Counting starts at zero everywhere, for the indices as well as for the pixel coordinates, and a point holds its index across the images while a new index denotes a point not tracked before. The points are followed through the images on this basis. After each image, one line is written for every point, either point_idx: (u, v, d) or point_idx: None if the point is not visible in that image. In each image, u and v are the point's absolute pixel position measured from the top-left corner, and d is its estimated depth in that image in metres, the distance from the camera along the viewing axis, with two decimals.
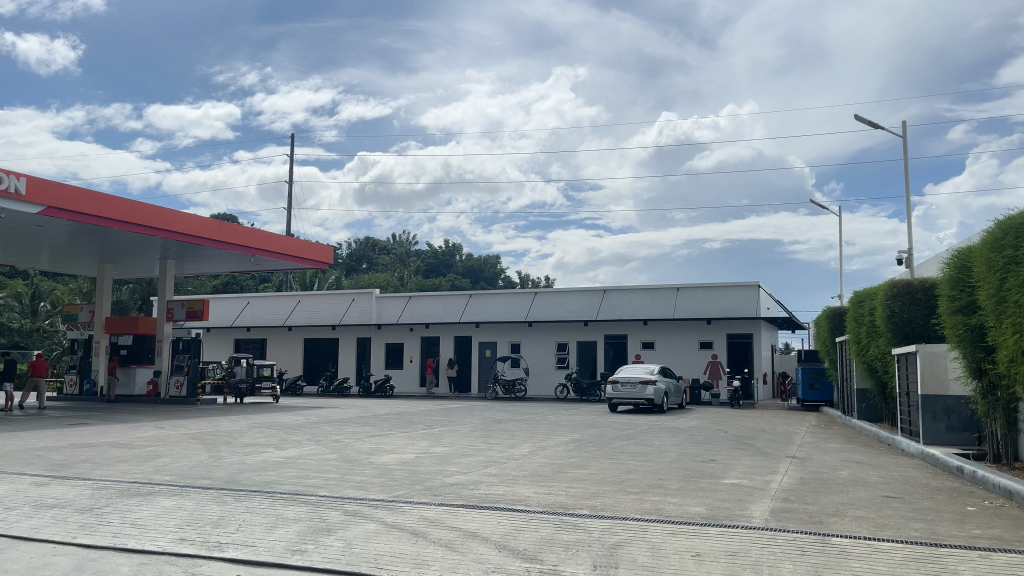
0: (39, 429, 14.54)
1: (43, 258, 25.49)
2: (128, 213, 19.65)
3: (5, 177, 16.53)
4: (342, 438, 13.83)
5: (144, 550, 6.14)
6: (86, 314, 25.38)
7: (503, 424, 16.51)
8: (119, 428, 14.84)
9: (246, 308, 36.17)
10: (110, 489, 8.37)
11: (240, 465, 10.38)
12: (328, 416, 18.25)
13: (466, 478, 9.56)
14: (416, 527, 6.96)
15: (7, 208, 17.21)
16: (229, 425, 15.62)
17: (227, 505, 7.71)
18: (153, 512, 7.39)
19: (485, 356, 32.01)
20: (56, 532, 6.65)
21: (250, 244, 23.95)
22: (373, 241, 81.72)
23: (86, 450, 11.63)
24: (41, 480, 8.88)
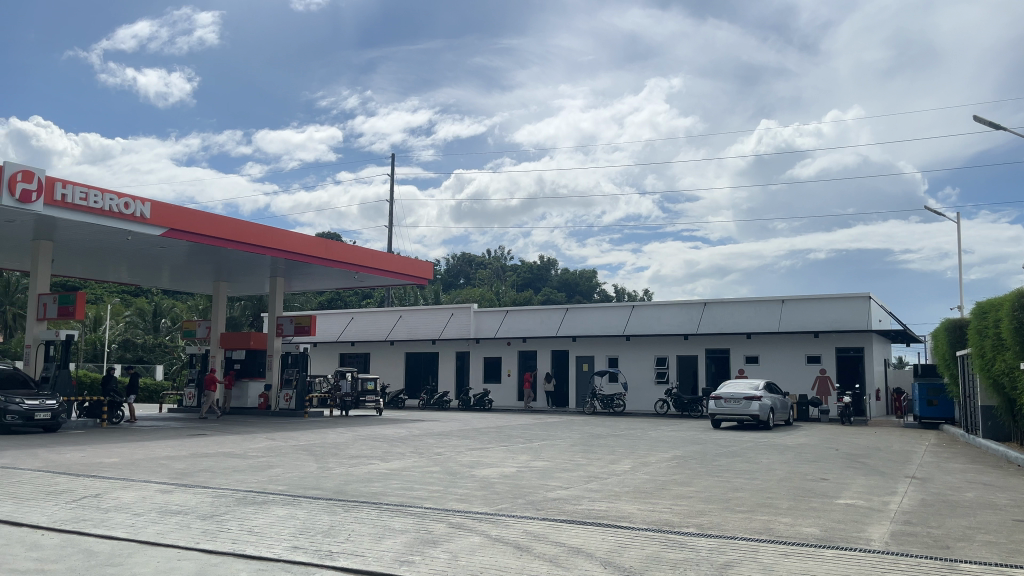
0: (163, 439, 15.39)
1: (164, 278, 26.98)
2: (241, 234, 20.62)
3: (132, 202, 17.75)
4: (444, 451, 14.02)
5: (261, 557, 6.40)
6: (204, 330, 26.66)
7: (603, 440, 16.38)
8: (236, 439, 15.52)
9: (350, 323, 37.29)
10: (229, 497, 8.76)
11: (347, 476, 10.66)
12: (431, 429, 18.55)
13: (567, 493, 9.51)
14: (520, 541, 6.97)
15: (134, 230, 18.41)
16: (335, 437, 16.12)
17: (337, 515, 7.94)
18: (267, 520, 7.69)
19: (582, 370, 31.85)
20: (180, 538, 7.00)
21: (354, 261, 24.73)
22: (470, 256, 83.09)
23: (206, 459, 12.21)
24: (166, 488, 9.36)
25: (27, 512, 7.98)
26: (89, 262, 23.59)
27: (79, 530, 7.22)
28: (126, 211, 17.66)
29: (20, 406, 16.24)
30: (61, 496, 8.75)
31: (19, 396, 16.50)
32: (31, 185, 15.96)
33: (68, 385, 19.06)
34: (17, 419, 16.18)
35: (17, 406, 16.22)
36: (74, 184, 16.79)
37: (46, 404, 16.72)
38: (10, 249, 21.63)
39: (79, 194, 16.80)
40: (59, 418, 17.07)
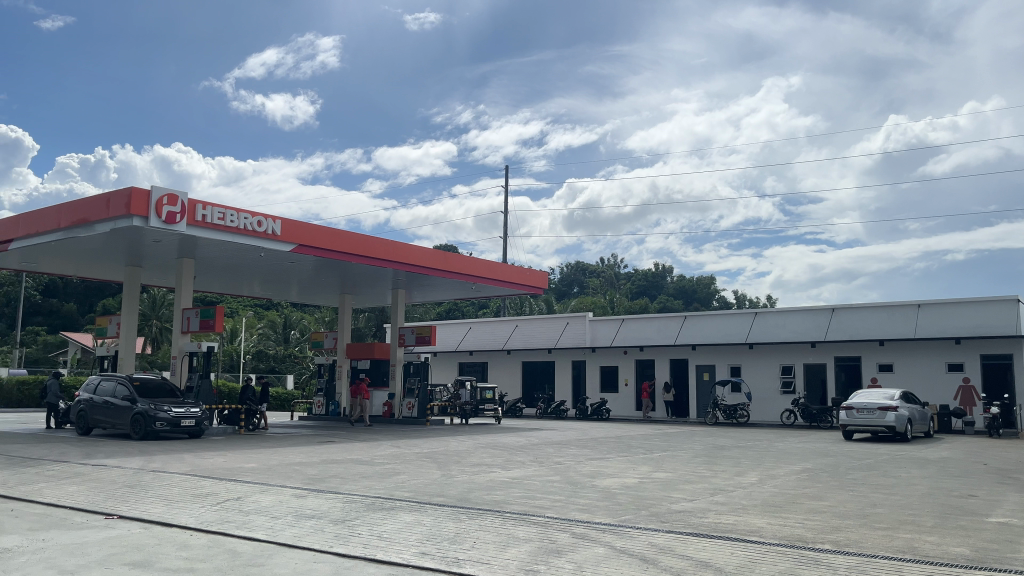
0: (295, 446, 16.14)
1: (294, 291, 28.27)
2: (364, 248, 21.39)
3: (264, 220, 18.75)
4: (565, 460, 13.99)
5: (391, 562, 6.58)
6: (331, 340, 27.78)
7: (727, 451, 15.92)
8: (363, 446, 16.06)
9: (468, 332, 37.92)
10: (359, 503, 9.06)
11: (470, 484, 10.80)
12: (550, 438, 18.58)
13: (693, 505, 9.28)
14: (646, 554, 6.85)
15: (266, 247, 19.45)
16: (457, 445, 16.39)
17: (461, 522, 8.06)
18: (396, 525, 7.89)
19: (703, 379, 31.11)
20: (315, 541, 7.29)
21: (472, 273, 25.20)
22: (584, 265, 82.93)
23: (336, 465, 12.70)
24: (300, 492, 9.78)
25: (177, 513, 8.52)
26: (226, 278, 25.06)
27: (223, 531, 7.64)
28: (259, 229, 18.69)
29: (168, 413, 17.40)
30: (206, 499, 9.30)
31: (167, 404, 17.69)
32: (175, 207, 17.13)
33: (210, 394, 20.20)
34: (165, 425, 17.34)
35: (165, 413, 17.39)
36: (213, 205, 17.92)
37: (191, 411, 17.82)
38: (157, 267, 23.28)
39: (217, 215, 17.90)
40: (202, 425, 18.18)
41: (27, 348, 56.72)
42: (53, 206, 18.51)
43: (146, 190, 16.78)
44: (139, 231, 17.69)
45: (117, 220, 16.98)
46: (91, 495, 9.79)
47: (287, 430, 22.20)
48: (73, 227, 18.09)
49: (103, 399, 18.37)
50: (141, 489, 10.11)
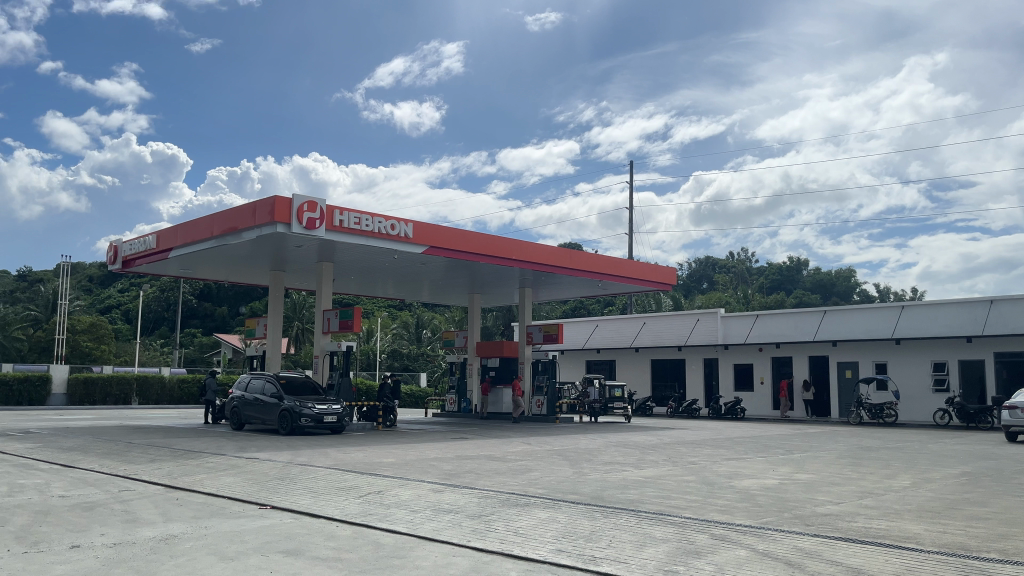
0: (430, 442, 16.56)
1: (425, 291, 29.02)
2: (492, 248, 21.69)
3: (397, 223, 19.37)
4: (699, 460, 13.68)
5: (528, 558, 6.62)
6: (461, 339, 28.35)
7: (875, 453, 15.05)
8: (494, 443, 16.27)
9: (595, 330, 37.75)
10: (494, 498, 9.17)
11: (604, 482, 10.73)
12: (683, 438, 18.18)
13: (840, 509, 8.83)
14: (791, 557, 6.57)
15: (399, 249, 20.09)
16: (588, 443, 16.34)
17: (596, 520, 8.01)
18: (531, 522, 7.93)
19: (845, 377, 29.60)
20: (453, 535, 7.44)
21: (599, 271, 25.07)
22: (713, 260, 80.84)
23: (470, 461, 12.92)
24: (437, 487, 10.01)
25: (323, 505, 8.93)
26: (362, 279, 26.08)
27: (367, 523, 7.93)
28: (392, 232, 19.32)
29: (311, 410, 18.29)
30: (350, 492, 9.70)
31: (311, 401, 18.59)
32: (314, 213, 17.97)
33: (349, 391, 21.08)
34: (309, 421, 18.24)
35: (309, 410, 18.29)
36: (349, 210, 18.68)
37: (332, 408, 18.67)
38: (299, 271, 24.52)
39: (353, 220, 18.66)
40: (343, 421, 18.99)
41: (186, 349, 61.21)
42: (206, 216, 19.84)
43: (288, 198, 17.71)
44: (282, 237, 18.67)
45: (263, 228, 18.01)
46: (246, 486, 10.41)
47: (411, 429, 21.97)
48: (224, 235, 19.31)
49: (253, 396, 19.54)
50: (290, 481, 10.67)
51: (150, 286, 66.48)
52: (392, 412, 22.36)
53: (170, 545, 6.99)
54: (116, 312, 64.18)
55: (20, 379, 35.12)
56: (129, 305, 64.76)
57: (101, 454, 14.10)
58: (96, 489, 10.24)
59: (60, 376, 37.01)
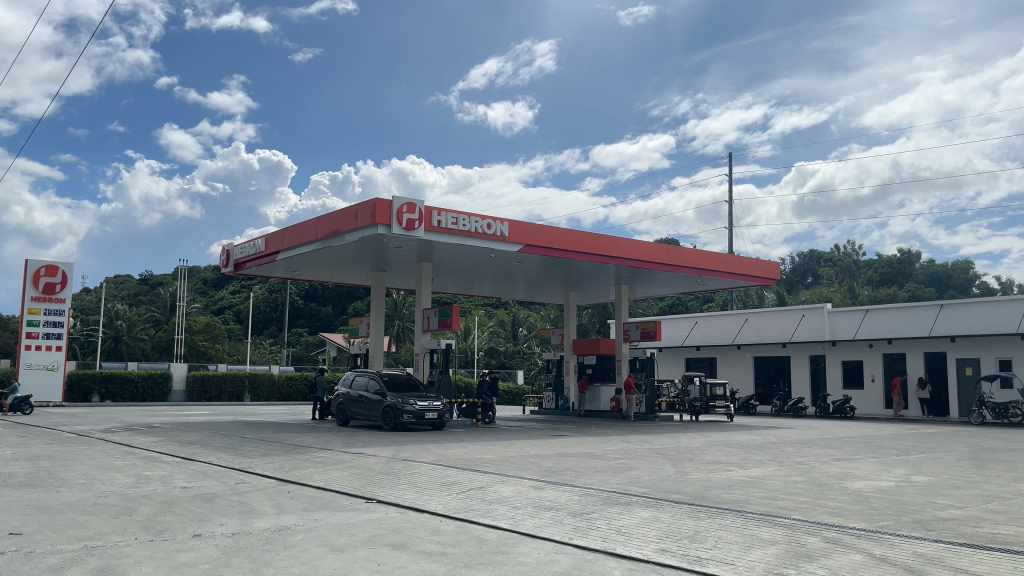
0: (529, 439, 16.58)
1: (521, 289, 29.21)
2: (588, 245, 21.58)
3: (494, 222, 19.55)
4: (807, 460, 13.19)
5: (632, 557, 6.53)
6: (557, 337, 28.38)
7: (1001, 454, 14.12)
8: (593, 441, 16.17)
9: (695, 327, 37.05)
10: (594, 497, 9.11)
11: (707, 482, 10.49)
12: (789, 437, 17.58)
13: (963, 513, 8.33)
14: (911, 563, 6.24)
15: (496, 248, 20.27)
16: (689, 442, 16.03)
17: (701, 520, 7.84)
18: (633, 521, 7.84)
19: (965, 375, 27.90)
20: (555, 532, 7.43)
21: (698, 266, 24.57)
22: (818, 253, 77.89)
23: (569, 459, 12.89)
24: (538, 484, 10.03)
25: (426, 500, 9.08)
26: (459, 279, 26.47)
27: (469, 519, 8.03)
28: (489, 231, 19.50)
29: (413, 407, 18.67)
30: (452, 487, 9.84)
31: (412, 398, 18.98)
32: (413, 214, 18.34)
33: (449, 388, 21.53)
34: (411, 418, 18.61)
35: (411, 406, 18.67)
36: (446, 211, 18.98)
37: (433, 405, 19.00)
38: (399, 271, 25.09)
39: (450, 220, 18.95)
40: (443, 417, 19.31)
41: (293, 347, 63.63)
42: (310, 219, 20.54)
43: (388, 200, 18.13)
44: (382, 238, 19.14)
45: (365, 230, 18.50)
46: (352, 480, 10.73)
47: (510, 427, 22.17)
48: (327, 238, 19.96)
49: (357, 393, 20.10)
50: (394, 476, 10.92)
51: (260, 287, 69.48)
52: (491, 408, 22.50)
53: (283, 535, 7.27)
54: (229, 313, 67.35)
55: (145, 377, 37.36)
56: (241, 306, 67.82)
57: (217, 448, 14.82)
58: (214, 481, 10.77)
59: (179, 374, 39.14)
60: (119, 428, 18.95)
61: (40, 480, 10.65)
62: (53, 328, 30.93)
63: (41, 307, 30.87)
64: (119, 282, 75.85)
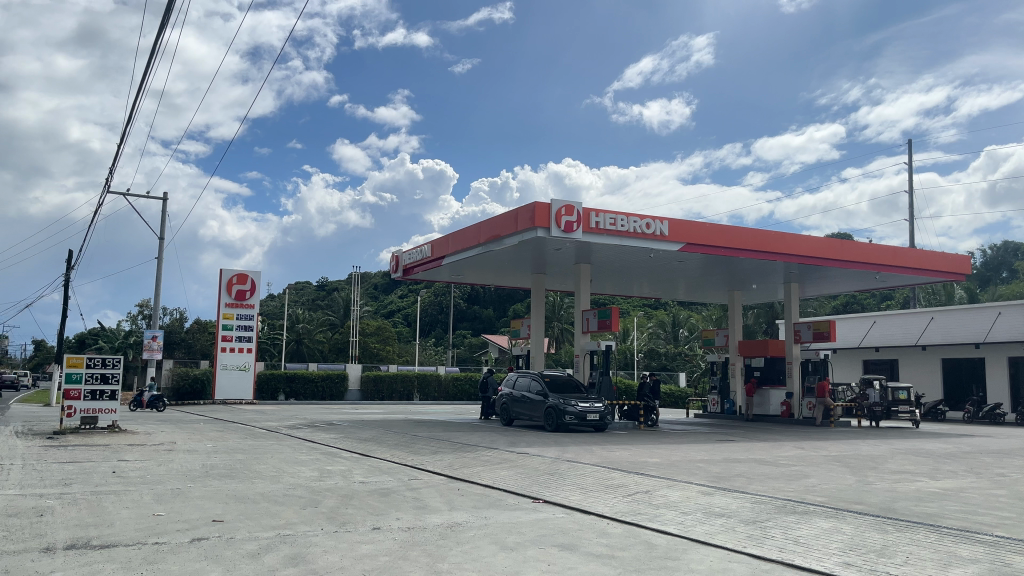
0: (695, 443, 16.17)
1: (683, 290, 28.62)
2: (752, 242, 20.76)
3: (653, 222, 19.25)
4: (1010, 472, 11.97)
5: (812, 569, 6.20)
6: (722, 338, 27.73)
7: None
8: (764, 446, 15.52)
9: (873, 327, 34.82)
10: (769, 504, 8.75)
11: (893, 493, 9.78)
12: (986, 446, 16.04)
13: None
14: None
15: (656, 248, 19.95)
16: (870, 449, 15.03)
17: (889, 534, 7.31)
18: (813, 531, 7.45)
19: None
20: (728, 540, 7.19)
21: (875, 261, 23.00)
22: (1014, 244, 70.89)
23: (739, 464, 12.44)
24: (707, 490, 9.75)
25: (593, 502, 9.06)
26: (619, 279, 26.30)
27: (638, 522, 7.93)
28: (648, 231, 19.23)
29: (575, 408, 18.69)
30: (618, 490, 9.76)
31: (574, 399, 19.02)
32: (572, 217, 18.40)
33: (611, 390, 21.32)
34: (574, 419, 18.64)
35: (573, 407, 18.70)
36: (605, 212, 18.92)
37: (595, 406, 18.95)
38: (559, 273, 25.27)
39: (609, 221, 18.88)
40: (606, 419, 19.22)
41: (458, 348, 65.73)
42: (473, 225, 21.10)
43: (547, 203, 18.33)
44: (541, 241, 19.37)
45: (525, 233, 18.77)
46: (519, 480, 10.90)
47: (673, 430, 21.69)
48: (488, 243, 20.44)
49: (520, 394, 20.42)
50: (560, 476, 10.99)
51: (426, 291, 72.36)
52: (654, 411, 22.10)
53: (455, 532, 7.49)
54: (398, 316, 70.67)
55: (324, 377, 39.90)
56: (409, 309, 70.93)
57: (391, 445, 15.54)
58: (390, 477, 11.31)
59: (355, 374, 41.48)
60: (302, 424, 20.31)
61: (237, 471, 11.60)
62: (245, 332, 33.71)
63: (234, 313, 33.66)
64: (300, 288, 81.60)
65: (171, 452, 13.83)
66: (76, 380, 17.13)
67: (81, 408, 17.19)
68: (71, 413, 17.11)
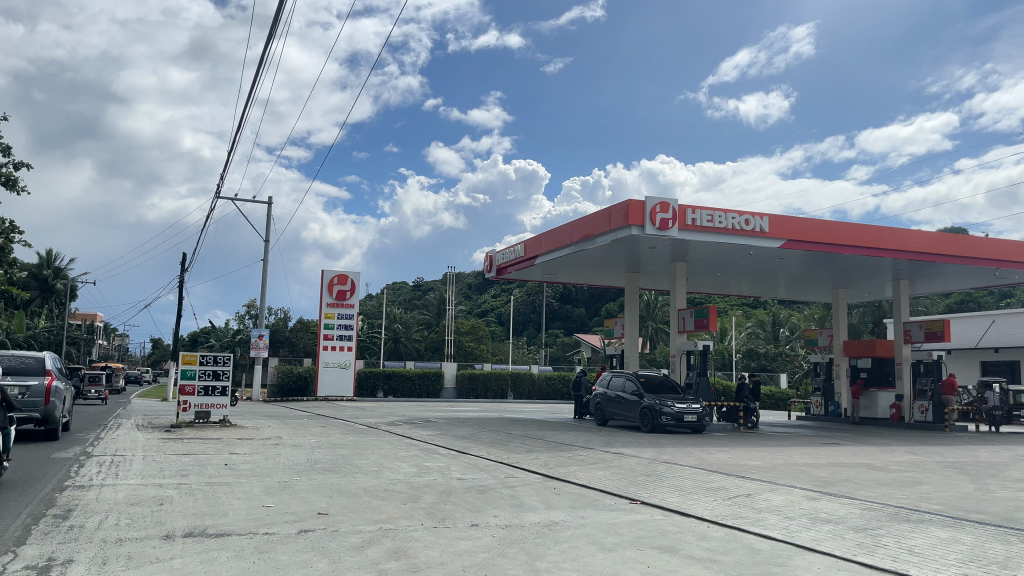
0: (798, 446, 15.65)
1: (783, 288, 27.76)
2: (858, 237, 19.92)
3: (752, 218, 18.75)
4: None
5: None
6: (826, 338, 26.84)
7: None
8: (872, 451, 14.87)
9: (991, 327, 32.85)
10: (879, 511, 8.37)
11: (1016, 502, 9.19)
12: None
13: None
14: None
15: (755, 245, 19.41)
16: (989, 456, 14.18)
17: (1013, 546, 6.87)
18: (928, 540, 7.08)
19: None
20: (836, 547, 6.93)
21: (993, 257, 21.70)
22: None
23: (846, 469, 11.97)
24: (812, 494, 9.41)
25: (691, 504, 8.89)
26: (716, 277, 25.72)
27: (740, 526, 7.73)
28: (747, 227, 18.74)
29: (672, 408, 18.39)
30: (718, 493, 9.54)
31: (671, 400, 18.72)
32: (667, 214, 18.11)
33: (708, 391, 20.86)
34: (670, 420, 18.34)
35: (669, 408, 18.41)
36: (701, 208, 18.55)
37: (692, 407, 18.60)
38: (654, 271, 24.93)
39: (706, 218, 18.50)
40: (703, 420, 18.83)
41: (551, 348, 65.82)
42: (566, 223, 21.06)
43: (642, 201, 18.12)
44: (636, 239, 19.14)
45: (618, 232, 18.60)
46: (615, 480, 10.80)
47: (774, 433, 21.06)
48: (582, 241, 20.35)
49: (615, 394, 20.26)
50: (657, 478, 10.83)
51: (519, 290, 72.80)
52: (755, 413, 21.51)
53: (553, 530, 7.50)
54: (491, 315, 71.38)
55: (421, 374, 40.71)
56: (501, 308, 71.55)
57: (486, 443, 15.71)
58: (487, 474, 11.42)
59: (450, 372, 42.13)
60: (401, 421, 20.73)
61: (339, 466, 11.96)
62: (345, 332, 34.71)
63: (335, 312, 34.68)
64: (396, 288, 83.41)
65: (278, 446, 14.41)
66: (191, 376, 18.06)
67: (195, 403, 18.12)
68: (186, 408, 18.06)
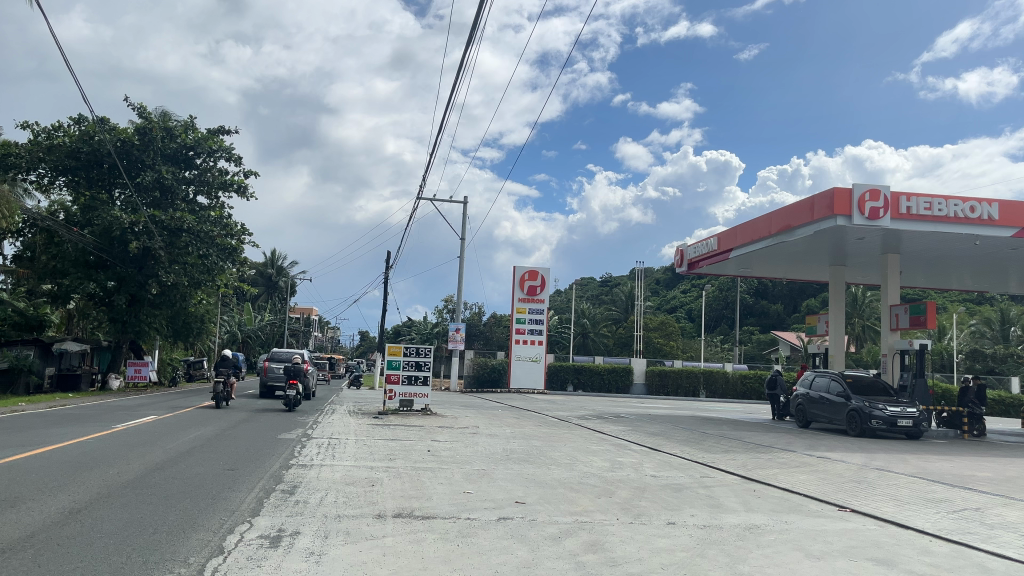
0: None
1: (1015, 282, 24.90)
2: None
3: (978, 204, 16.98)
4: None
5: None
6: None
7: None
8: None
9: None
10: None
11: None
12: None
13: None
14: None
15: (982, 235, 17.54)
16: None
17: None
18: None
19: None
20: None
21: None
22: None
23: None
24: None
25: (910, 515, 8.20)
26: (934, 271, 23.54)
27: (967, 542, 7.04)
28: (972, 215, 16.98)
29: (883, 412, 17.09)
30: (940, 505, 8.73)
31: (882, 403, 17.40)
32: (877, 202, 16.84)
33: (926, 394, 19.13)
34: (881, 424, 17.05)
35: (880, 412, 17.12)
36: (918, 195, 17.13)
37: (908, 411, 17.16)
38: (862, 265, 23.29)
39: (923, 205, 17.07)
40: (920, 426, 17.32)
41: (746, 346, 63.81)
42: (763, 215, 20.16)
43: (848, 189, 17.01)
44: (842, 230, 17.98)
45: (822, 223, 17.58)
46: (822, 486, 10.18)
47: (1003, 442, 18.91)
48: (780, 234, 19.41)
49: (818, 394, 19.19)
50: (869, 485, 10.10)
51: (711, 285, 70.84)
52: (981, 420, 19.47)
53: (755, 534, 7.21)
54: (682, 311, 70.05)
55: (610, 369, 40.78)
56: (692, 305, 69.98)
57: (679, 441, 15.42)
58: (680, 473, 11.21)
59: (640, 369, 41.92)
60: (591, 416, 20.83)
61: (534, 457, 12.23)
62: (537, 325, 35.37)
63: (526, 307, 35.44)
64: (583, 284, 83.65)
65: (475, 435, 14.97)
66: (396, 366, 19.20)
67: (400, 392, 19.16)
68: (393, 395, 19.15)
